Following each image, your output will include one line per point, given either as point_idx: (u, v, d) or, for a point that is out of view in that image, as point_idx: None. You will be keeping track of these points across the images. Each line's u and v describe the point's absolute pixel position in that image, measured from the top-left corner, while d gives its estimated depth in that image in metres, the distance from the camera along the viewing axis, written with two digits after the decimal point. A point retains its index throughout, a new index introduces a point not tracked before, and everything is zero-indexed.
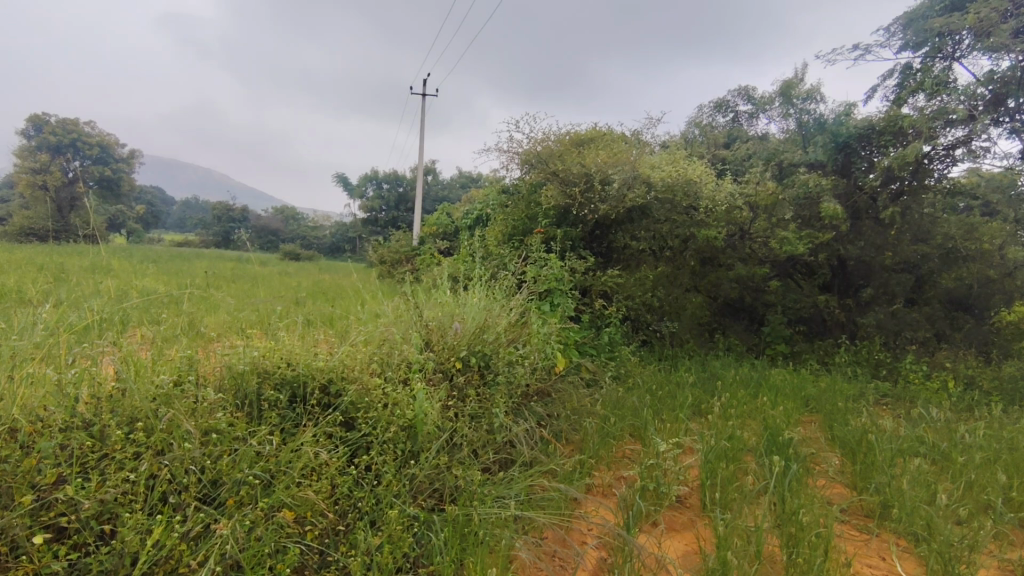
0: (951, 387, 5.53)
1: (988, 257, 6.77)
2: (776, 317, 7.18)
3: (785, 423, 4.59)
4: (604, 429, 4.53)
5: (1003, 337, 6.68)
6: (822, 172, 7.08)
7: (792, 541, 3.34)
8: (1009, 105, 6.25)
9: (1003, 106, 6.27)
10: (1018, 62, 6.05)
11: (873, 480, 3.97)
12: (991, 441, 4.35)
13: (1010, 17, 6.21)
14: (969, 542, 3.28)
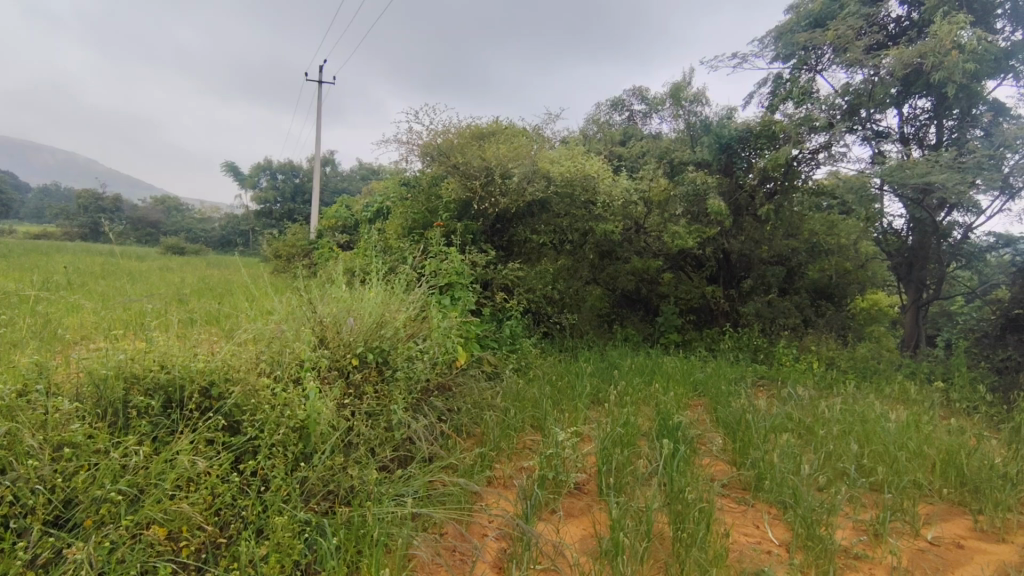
0: (816, 367, 6.13)
1: (847, 251, 7.59)
2: (668, 307, 7.62)
3: (674, 407, 4.86)
4: (505, 421, 4.57)
5: (857, 321, 7.53)
6: (708, 171, 7.47)
7: (678, 518, 3.56)
8: (862, 115, 6.94)
9: (857, 115, 6.96)
10: (868, 76, 6.75)
11: (749, 456, 4.33)
12: (847, 415, 4.85)
13: (864, 35, 6.91)
14: (828, 506, 3.66)
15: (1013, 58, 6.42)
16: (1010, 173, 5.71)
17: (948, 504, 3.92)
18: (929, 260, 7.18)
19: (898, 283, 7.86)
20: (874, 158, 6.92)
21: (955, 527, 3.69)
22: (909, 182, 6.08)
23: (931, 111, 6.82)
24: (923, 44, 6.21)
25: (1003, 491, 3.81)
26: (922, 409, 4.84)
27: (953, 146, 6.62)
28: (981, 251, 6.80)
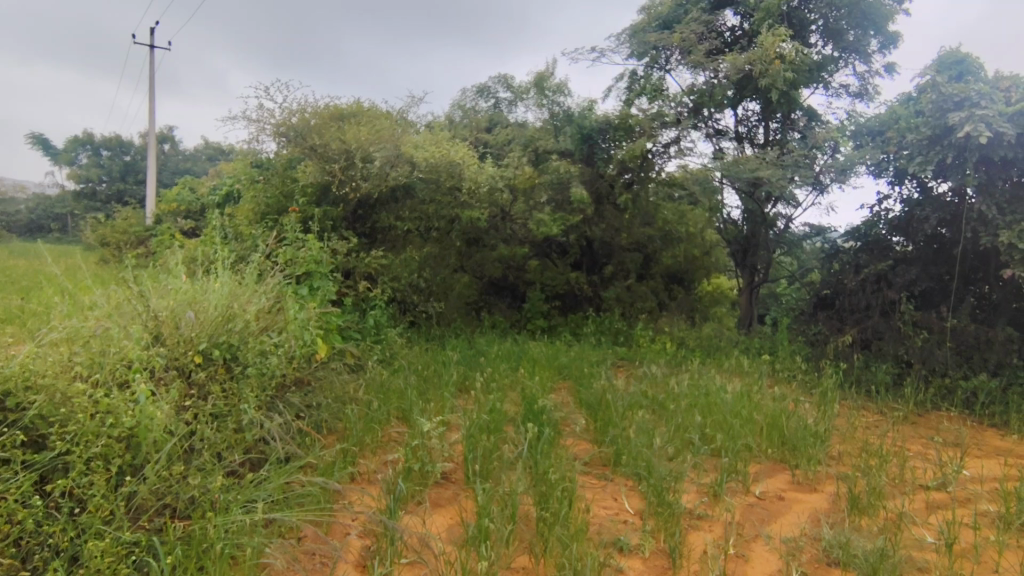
0: (668, 346, 6.64)
1: (696, 239, 8.05)
2: (535, 293, 7.84)
3: (539, 391, 4.98)
4: (368, 414, 4.40)
5: (703, 303, 8.26)
6: (571, 161, 7.74)
7: (542, 498, 3.68)
8: (705, 113, 7.56)
9: (700, 114, 7.57)
10: (709, 78, 7.38)
11: (608, 434, 4.57)
12: (693, 389, 5.25)
13: (705, 40, 7.50)
14: (676, 474, 3.98)
15: (822, 70, 7.39)
16: (819, 170, 6.59)
17: (773, 462, 4.45)
18: (759, 247, 8.02)
19: (735, 269, 8.60)
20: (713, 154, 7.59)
21: (778, 482, 4.20)
22: (742, 177, 6.72)
23: (760, 114, 7.57)
24: (752, 52, 6.97)
25: (814, 447, 4.39)
26: (753, 379, 5.42)
27: (776, 146, 7.45)
28: (799, 239, 7.82)
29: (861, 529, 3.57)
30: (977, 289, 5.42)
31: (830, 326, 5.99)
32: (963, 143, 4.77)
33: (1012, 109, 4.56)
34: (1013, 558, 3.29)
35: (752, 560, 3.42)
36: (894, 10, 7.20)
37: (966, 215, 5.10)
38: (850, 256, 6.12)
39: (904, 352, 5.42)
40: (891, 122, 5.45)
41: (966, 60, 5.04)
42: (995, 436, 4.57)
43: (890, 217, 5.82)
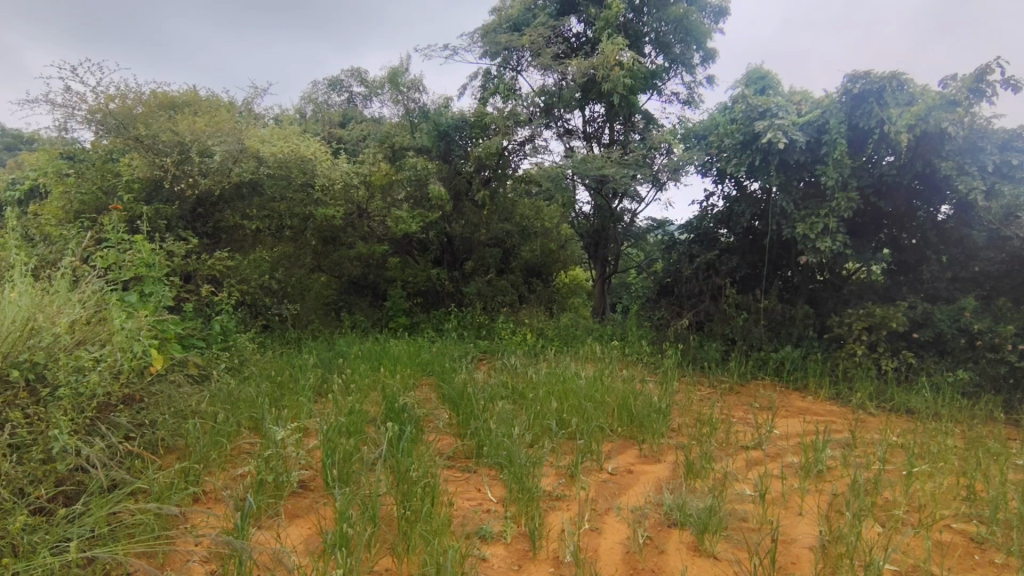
0: (528, 337, 6.91)
1: (552, 233, 8.41)
2: (395, 292, 7.78)
3: (400, 390, 4.95)
4: (214, 428, 4.09)
5: (560, 295, 8.58)
6: (428, 157, 7.74)
7: (404, 497, 3.67)
8: (556, 114, 7.98)
9: (552, 114, 7.98)
10: (558, 80, 7.77)
11: (470, 426, 4.67)
12: (550, 377, 5.52)
13: (552, 43, 7.87)
14: (534, 460, 4.17)
15: (656, 78, 8.12)
16: (656, 169, 7.21)
17: (623, 439, 4.81)
18: (609, 240, 8.30)
19: (588, 261, 8.73)
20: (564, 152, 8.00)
21: (628, 457, 4.56)
22: (589, 174, 7.13)
23: (604, 116, 8.10)
24: (595, 58, 7.44)
25: (657, 422, 4.82)
26: (604, 363, 5.82)
27: (619, 146, 8.03)
28: (644, 233, 8.17)
29: (695, 490, 4.00)
30: (783, 274, 6.30)
31: (671, 311, 6.74)
32: (767, 148, 5.48)
33: (801, 120, 5.30)
34: (811, 500, 3.90)
35: (605, 531, 3.70)
36: (712, 28, 8.09)
37: (771, 210, 5.86)
38: (685, 247, 6.87)
39: (729, 331, 6.17)
40: (713, 127, 6.11)
41: (767, 76, 5.79)
42: (799, 397, 5.32)
43: (715, 212, 6.56)
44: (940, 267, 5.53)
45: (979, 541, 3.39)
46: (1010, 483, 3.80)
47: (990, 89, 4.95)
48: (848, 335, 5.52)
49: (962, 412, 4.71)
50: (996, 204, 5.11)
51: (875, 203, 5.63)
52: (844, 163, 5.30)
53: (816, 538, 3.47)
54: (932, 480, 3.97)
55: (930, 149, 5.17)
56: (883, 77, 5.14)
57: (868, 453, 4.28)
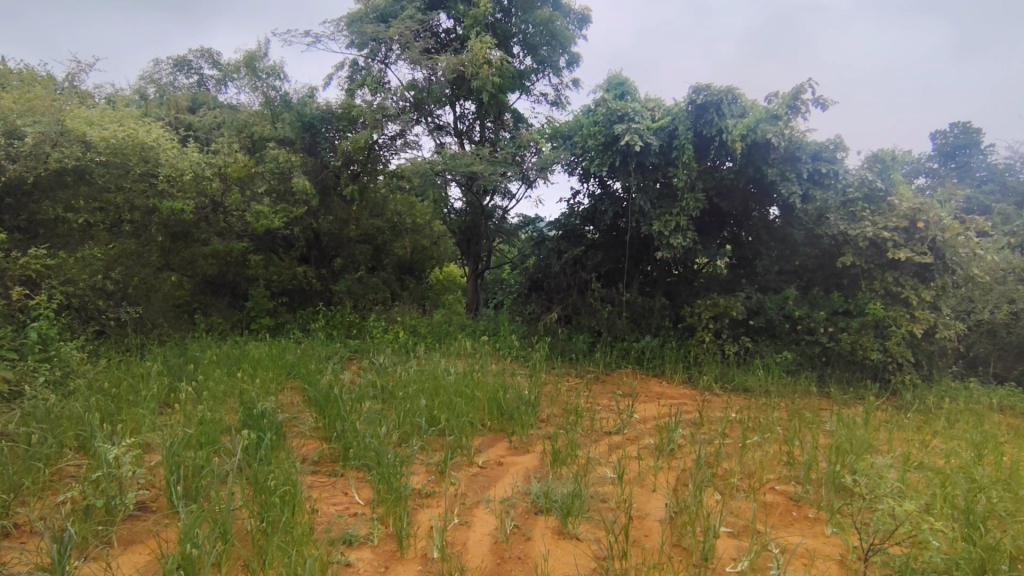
0: (400, 334, 6.83)
1: (423, 229, 8.29)
2: (257, 291, 7.31)
3: (259, 395, 4.66)
4: (28, 451, 3.58)
5: (434, 291, 8.54)
6: (291, 149, 7.45)
7: (260, 508, 3.45)
8: (427, 109, 7.91)
9: (423, 109, 7.90)
10: (427, 75, 7.72)
11: (336, 429, 4.53)
12: (420, 374, 5.49)
13: (420, 38, 7.78)
14: (403, 459, 4.12)
15: (524, 78, 8.36)
16: (526, 167, 7.41)
17: (493, 433, 4.89)
18: (481, 236, 8.26)
19: (461, 257, 8.71)
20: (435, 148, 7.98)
21: (498, 449, 4.66)
22: (459, 170, 7.21)
23: (475, 113, 8.18)
24: (464, 55, 7.49)
25: (526, 414, 4.97)
26: (476, 359, 5.89)
27: (490, 143, 8.14)
28: (515, 230, 8.23)
29: (560, 476, 4.17)
30: (644, 269, 6.76)
31: (540, 305, 7.11)
32: (625, 150, 5.84)
33: (655, 125, 5.73)
34: (662, 476, 4.22)
35: (474, 524, 3.74)
36: (575, 34, 8.46)
37: (630, 209, 6.26)
38: (553, 243, 7.13)
39: (595, 323, 6.58)
40: (577, 128, 6.40)
41: (626, 82, 6.16)
42: (656, 382, 5.75)
43: (581, 210, 6.88)
44: (770, 261, 6.25)
45: (797, 499, 3.89)
46: (820, 448, 4.39)
47: (804, 106, 5.63)
48: (698, 324, 6.07)
49: (787, 388, 5.36)
50: (811, 206, 5.91)
51: (718, 204, 6.22)
52: (691, 166, 5.79)
53: (665, 510, 3.77)
54: (761, 449, 4.49)
55: (759, 157, 5.79)
56: (721, 90, 5.69)
57: (711, 430, 4.73)
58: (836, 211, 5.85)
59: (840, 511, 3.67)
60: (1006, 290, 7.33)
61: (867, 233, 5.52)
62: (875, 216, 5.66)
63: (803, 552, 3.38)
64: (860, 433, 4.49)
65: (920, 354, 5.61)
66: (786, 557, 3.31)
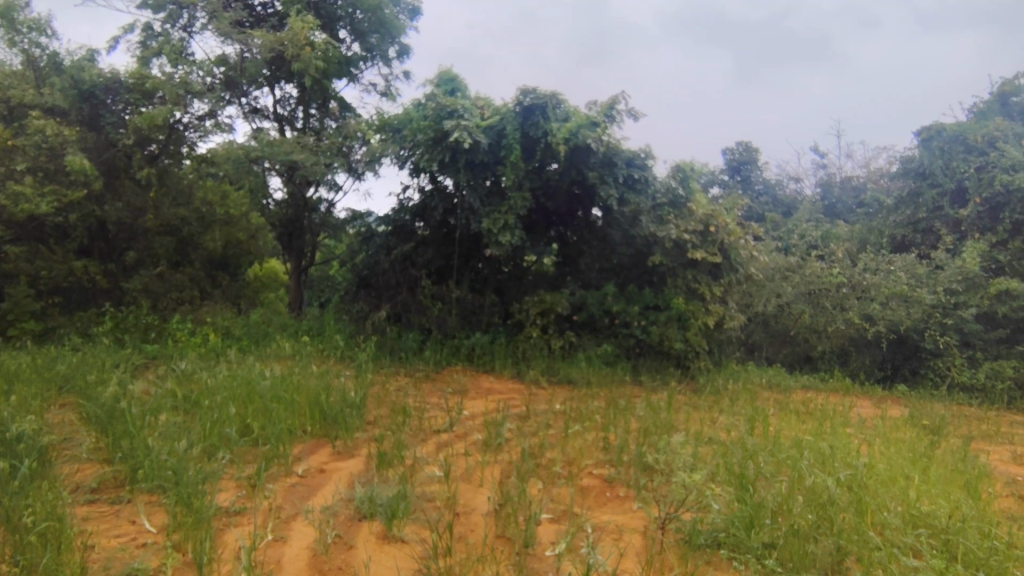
0: (210, 337, 6.17)
1: (237, 222, 7.42)
2: (17, 290, 6.40)
3: (14, 415, 3.88)
4: None
5: (251, 290, 7.80)
6: (64, 121, 6.56)
7: (10, 551, 2.85)
8: (240, 89, 7.47)
9: (236, 88, 7.43)
10: (239, 51, 7.25)
11: (120, 449, 3.91)
12: (230, 380, 4.96)
13: (229, 10, 7.36)
14: (206, 476, 3.67)
15: (351, 66, 8.06)
16: (352, 157, 7.22)
17: (315, 439, 4.59)
18: (304, 230, 8.05)
19: (282, 252, 8.35)
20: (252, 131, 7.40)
21: (319, 456, 4.37)
22: (278, 158, 6.93)
23: (298, 98, 7.81)
24: (283, 33, 7.17)
25: (350, 417, 4.75)
26: (296, 362, 5.51)
27: (314, 132, 7.77)
28: (342, 224, 8.01)
29: (386, 479, 4.02)
30: (475, 265, 6.86)
31: (369, 303, 6.94)
32: (454, 146, 5.89)
33: (484, 123, 5.84)
34: (489, 471, 4.27)
35: (290, 539, 3.45)
36: (407, 26, 8.28)
37: (460, 205, 6.31)
38: (382, 239, 6.93)
39: (425, 321, 6.68)
40: (407, 122, 6.25)
41: (456, 78, 6.18)
42: (484, 378, 5.92)
43: (411, 205, 6.76)
44: (592, 260, 6.69)
45: (610, 480, 4.19)
46: (630, 432, 4.80)
47: (618, 116, 6.13)
48: (527, 319, 6.34)
49: (604, 379, 5.82)
50: (627, 208, 6.37)
51: (544, 204, 6.53)
52: (518, 166, 6.00)
53: (490, 503, 3.83)
54: (581, 437, 4.77)
55: (580, 161, 6.18)
56: (546, 94, 6.00)
57: (535, 422, 4.95)
58: (647, 214, 6.39)
59: (645, 487, 4.02)
60: (775, 286, 8.51)
61: (671, 235, 6.16)
62: (677, 221, 6.34)
63: (613, 528, 3.64)
64: (663, 416, 5.01)
65: (712, 342, 6.43)
66: (598, 535, 3.55)
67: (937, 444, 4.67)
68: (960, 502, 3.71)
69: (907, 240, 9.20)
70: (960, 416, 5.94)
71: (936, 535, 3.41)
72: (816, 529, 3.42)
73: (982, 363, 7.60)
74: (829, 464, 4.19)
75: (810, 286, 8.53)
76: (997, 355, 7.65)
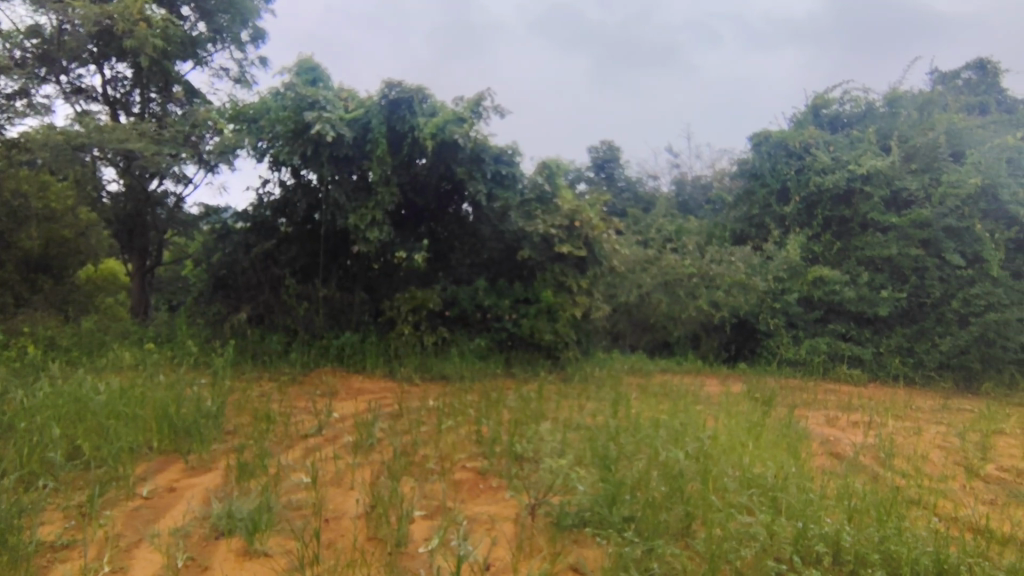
0: (29, 350, 5.41)
1: (62, 218, 6.57)
2: None
3: None
4: None
5: (82, 296, 6.86)
6: None
7: None
8: (59, 64, 7.14)
9: (53, 64, 7.08)
10: (56, 23, 6.87)
11: None
12: (54, 398, 4.41)
13: None
14: (21, 510, 3.22)
15: (198, 47, 7.90)
16: (201, 148, 6.96)
17: (162, 455, 4.19)
18: (148, 228, 7.80)
19: (122, 252, 8.03)
20: (77, 116, 6.71)
21: (168, 474, 3.99)
22: (111, 146, 6.51)
23: (131, 80, 7.61)
24: (109, 6, 6.88)
25: (204, 429, 4.39)
26: (138, 373, 5.02)
27: (155, 117, 7.68)
28: (191, 222, 7.88)
29: (246, 491, 3.75)
30: (343, 263, 6.65)
31: (227, 305, 6.50)
32: (316, 140, 5.68)
33: (348, 116, 5.70)
34: (359, 473, 4.16)
35: (131, 568, 3.11)
36: (257, 8, 8.16)
37: (326, 201, 6.08)
38: (240, 236, 6.50)
39: (291, 321, 6.37)
40: (264, 111, 5.91)
41: (318, 68, 5.98)
42: (355, 378, 5.80)
43: (271, 201, 6.40)
44: (462, 255, 6.75)
45: (483, 472, 4.26)
46: (502, 423, 4.91)
47: (484, 112, 6.22)
48: (399, 316, 6.28)
49: (478, 373, 5.92)
50: (495, 204, 6.46)
51: (413, 199, 6.48)
52: (385, 161, 5.90)
53: (361, 506, 3.73)
54: (454, 431, 4.82)
55: (448, 156, 6.19)
56: (412, 88, 5.92)
57: (407, 421, 4.90)
58: (516, 210, 6.53)
59: (516, 476, 4.14)
60: (636, 278, 9.10)
61: (539, 230, 6.37)
62: (544, 216, 6.57)
63: (486, 519, 3.72)
64: (533, 406, 5.20)
65: (581, 332, 6.75)
66: (470, 526, 3.60)
67: (767, 413, 5.31)
68: (783, 463, 4.25)
69: (745, 233, 10.33)
70: (786, 388, 6.81)
71: (765, 493, 3.88)
72: (667, 499, 3.74)
73: (803, 340, 8.77)
74: (679, 440, 4.58)
75: (666, 275, 9.22)
76: (815, 333, 8.86)
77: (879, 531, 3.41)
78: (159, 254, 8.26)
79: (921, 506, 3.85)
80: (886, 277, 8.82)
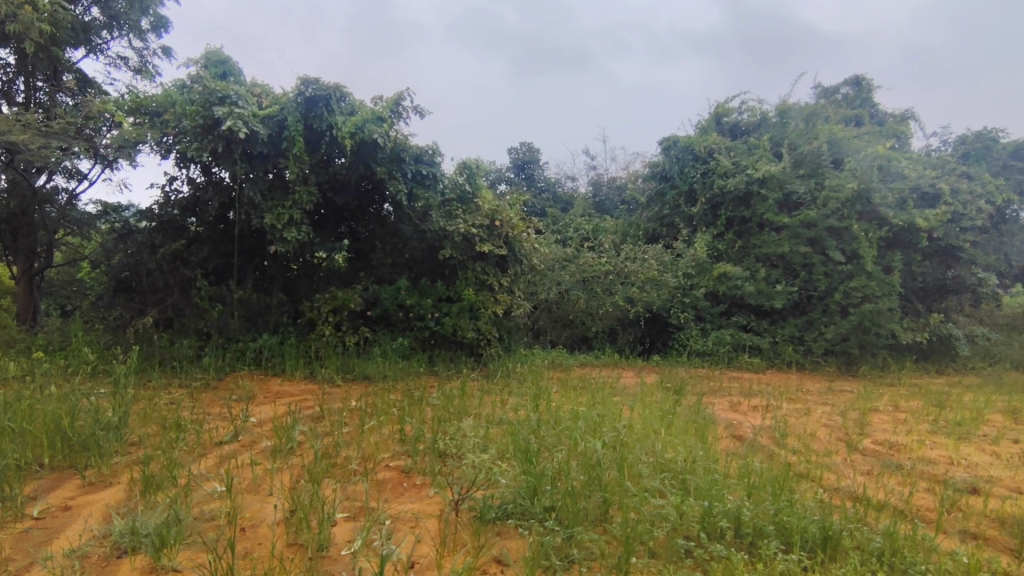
0: None
1: None
2: None
3: None
4: None
5: None
6: None
7: None
8: None
9: None
10: None
11: None
12: None
13: None
14: None
15: (91, 34, 7.44)
16: (97, 142, 6.46)
17: (57, 472, 3.90)
18: (34, 227, 7.11)
19: (7, 253, 7.36)
20: None
21: (63, 492, 3.72)
22: None
23: (14, 66, 7.01)
24: None
25: (105, 442, 4.13)
26: (25, 385, 4.63)
27: (42, 108, 7.16)
28: (87, 222, 7.25)
29: (153, 505, 3.56)
30: (259, 263, 6.44)
31: (131, 310, 6.18)
32: (228, 136, 5.45)
33: (261, 113, 5.51)
34: (277, 478, 4.05)
35: None
36: None
37: (239, 200, 5.84)
38: (145, 236, 6.26)
39: (203, 325, 6.08)
40: (167, 104, 5.63)
41: (227, 61, 5.77)
42: (273, 382, 5.62)
43: (179, 199, 6.11)
44: (383, 254, 6.73)
45: (407, 470, 4.28)
46: (425, 421, 4.93)
47: (403, 111, 6.22)
48: (318, 317, 6.15)
49: (401, 373, 5.89)
50: (416, 204, 6.46)
51: (332, 198, 6.36)
52: (302, 159, 5.76)
53: (280, 512, 3.64)
54: (377, 431, 4.79)
55: (367, 156, 6.11)
56: (330, 85, 5.79)
57: (329, 423, 4.82)
58: (437, 210, 6.56)
59: (440, 473, 4.18)
60: (555, 276, 9.57)
61: (460, 230, 6.43)
62: (465, 216, 6.64)
63: (409, 517, 3.73)
64: (457, 403, 5.26)
65: (503, 330, 6.87)
66: (393, 525, 3.60)
67: (677, 401, 5.68)
68: (692, 447, 4.57)
69: (657, 232, 10.96)
70: (695, 377, 7.28)
71: (676, 476, 4.14)
72: (586, 487, 3.91)
73: (710, 332, 9.36)
74: (597, 431, 4.79)
75: (585, 274, 9.61)
76: (720, 325, 9.48)
77: (774, 504, 3.72)
78: (50, 256, 7.55)
79: (808, 479, 4.26)
80: (781, 272, 9.59)
